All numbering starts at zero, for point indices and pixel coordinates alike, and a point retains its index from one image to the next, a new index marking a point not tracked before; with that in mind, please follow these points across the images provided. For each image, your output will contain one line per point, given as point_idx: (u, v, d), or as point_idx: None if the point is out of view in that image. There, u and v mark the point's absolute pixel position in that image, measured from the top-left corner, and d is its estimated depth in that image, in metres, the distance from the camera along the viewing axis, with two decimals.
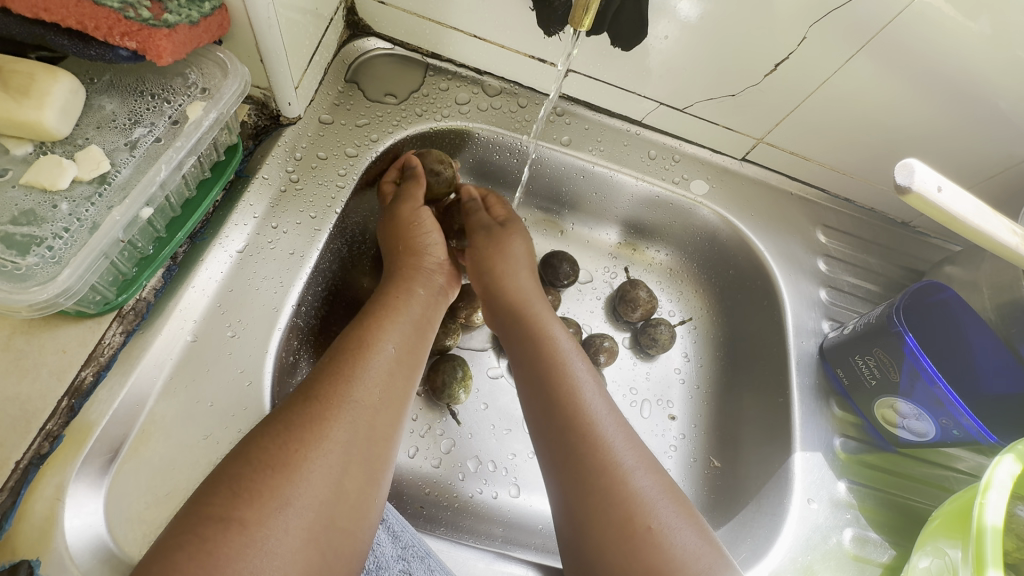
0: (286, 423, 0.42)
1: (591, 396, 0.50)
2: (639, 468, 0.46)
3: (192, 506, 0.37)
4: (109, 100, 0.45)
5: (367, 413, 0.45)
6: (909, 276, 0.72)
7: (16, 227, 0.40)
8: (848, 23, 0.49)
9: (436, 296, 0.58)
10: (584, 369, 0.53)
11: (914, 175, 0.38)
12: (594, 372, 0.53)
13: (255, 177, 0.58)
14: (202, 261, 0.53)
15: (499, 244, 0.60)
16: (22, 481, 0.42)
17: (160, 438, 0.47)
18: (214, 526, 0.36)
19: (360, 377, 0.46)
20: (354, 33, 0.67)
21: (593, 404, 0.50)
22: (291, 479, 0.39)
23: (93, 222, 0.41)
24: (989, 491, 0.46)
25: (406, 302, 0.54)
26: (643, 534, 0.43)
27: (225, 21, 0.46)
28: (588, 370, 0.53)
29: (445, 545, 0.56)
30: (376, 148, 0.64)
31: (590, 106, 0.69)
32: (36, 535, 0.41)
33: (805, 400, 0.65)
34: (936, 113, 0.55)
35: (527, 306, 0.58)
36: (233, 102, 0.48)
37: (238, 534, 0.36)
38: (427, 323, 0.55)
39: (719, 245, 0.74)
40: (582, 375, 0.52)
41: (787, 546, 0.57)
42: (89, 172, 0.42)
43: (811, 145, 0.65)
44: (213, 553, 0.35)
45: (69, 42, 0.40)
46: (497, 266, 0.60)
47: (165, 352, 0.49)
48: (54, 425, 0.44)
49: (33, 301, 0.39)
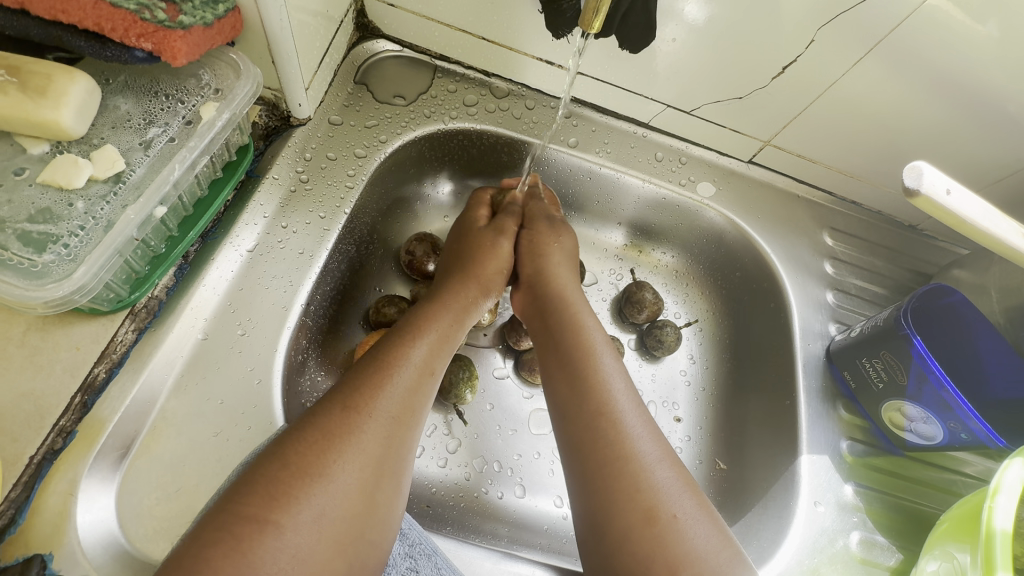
0: (321, 429, 0.42)
1: (616, 389, 0.50)
2: (661, 460, 0.46)
3: (224, 504, 0.37)
4: (124, 100, 0.46)
5: (398, 422, 0.45)
6: (916, 279, 0.72)
7: (32, 224, 0.40)
8: (855, 27, 0.50)
9: (470, 308, 0.58)
10: (610, 360, 0.53)
11: (924, 178, 0.38)
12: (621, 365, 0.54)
13: (265, 177, 0.58)
14: (213, 259, 0.53)
15: (557, 231, 0.64)
16: (36, 476, 0.43)
17: (172, 435, 0.48)
18: (248, 526, 0.36)
19: (390, 390, 0.46)
20: (363, 35, 0.67)
21: (618, 397, 0.50)
22: (324, 488, 0.39)
23: (109, 220, 0.42)
24: (998, 495, 0.46)
25: (440, 314, 0.55)
26: (666, 524, 0.42)
27: (239, 23, 0.47)
28: (615, 363, 0.53)
29: (452, 545, 0.56)
30: (385, 150, 0.64)
31: (598, 108, 0.70)
32: (48, 530, 0.41)
33: (812, 403, 0.65)
34: (944, 116, 0.55)
35: (561, 297, 0.59)
36: (245, 103, 0.48)
37: (273, 537, 0.36)
38: (459, 336, 0.56)
39: (725, 247, 0.74)
40: (608, 367, 0.52)
41: (795, 548, 0.57)
42: (105, 171, 0.42)
43: (818, 148, 0.65)
44: (242, 552, 0.35)
45: (86, 43, 0.41)
46: (550, 251, 0.63)
47: (176, 350, 0.50)
48: (67, 421, 0.45)
49: (49, 297, 0.39)
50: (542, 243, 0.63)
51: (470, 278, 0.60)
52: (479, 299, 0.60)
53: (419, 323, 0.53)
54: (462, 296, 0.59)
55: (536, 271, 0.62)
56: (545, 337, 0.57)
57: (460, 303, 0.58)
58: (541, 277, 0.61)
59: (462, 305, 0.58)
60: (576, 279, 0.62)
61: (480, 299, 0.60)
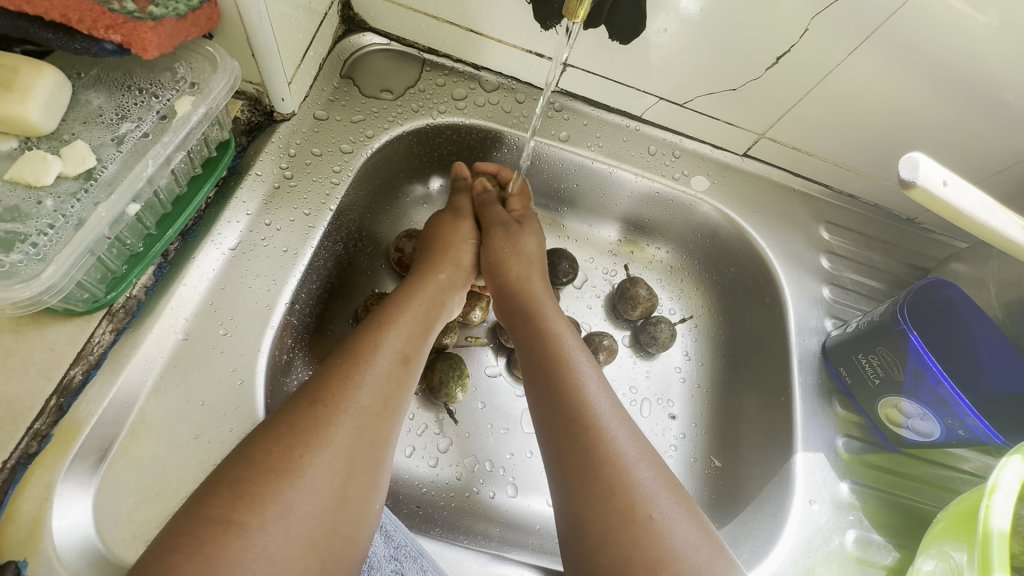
0: (291, 427, 0.41)
1: (593, 389, 0.49)
2: (640, 460, 0.45)
3: (192, 506, 0.36)
4: (96, 94, 0.45)
5: (370, 418, 0.44)
6: (914, 273, 0.70)
7: (0, 223, 0.39)
8: (851, 14, 0.48)
9: (445, 296, 0.58)
10: (586, 364, 0.52)
11: (919, 169, 0.37)
12: (597, 368, 0.53)
13: (248, 173, 0.57)
14: (194, 257, 0.52)
15: (513, 239, 0.63)
16: (10, 480, 0.42)
17: (151, 437, 0.47)
18: (214, 527, 0.35)
19: (363, 382, 0.45)
20: (349, 28, 0.66)
21: (594, 398, 0.49)
22: (293, 484, 0.38)
23: (79, 218, 0.41)
24: (995, 493, 0.45)
25: (414, 304, 0.54)
26: (643, 524, 0.41)
27: (215, 14, 0.46)
28: (591, 366, 0.52)
29: (439, 546, 0.54)
30: (371, 145, 0.63)
31: (589, 101, 0.68)
32: (22, 537, 0.40)
33: (808, 400, 0.64)
34: (944, 107, 0.54)
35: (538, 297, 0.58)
36: (222, 97, 0.47)
37: (238, 538, 0.35)
38: (434, 322, 0.55)
39: (720, 242, 0.73)
40: (584, 368, 0.51)
41: (790, 547, 0.56)
42: (75, 168, 0.41)
43: (814, 140, 0.64)
44: (211, 552, 0.34)
45: (53, 36, 0.40)
46: (508, 262, 0.62)
47: (155, 350, 0.49)
48: (42, 424, 0.44)
49: (16, 298, 0.38)
50: (500, 252, 0.62)
51: (445, 260, 0.61)
52: (455, 284, 0.60)
53: (392, 314, 0.52)
54: (440, 292, 0.58)
55: (504, 273, 0.62)
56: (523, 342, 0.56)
57: (434, 290, 0.57)
58: (513, 276, 0.61)
59: (436, 290, 0.57)
60: (549, 289, 0.62)
61: (456, 280, 0.61)
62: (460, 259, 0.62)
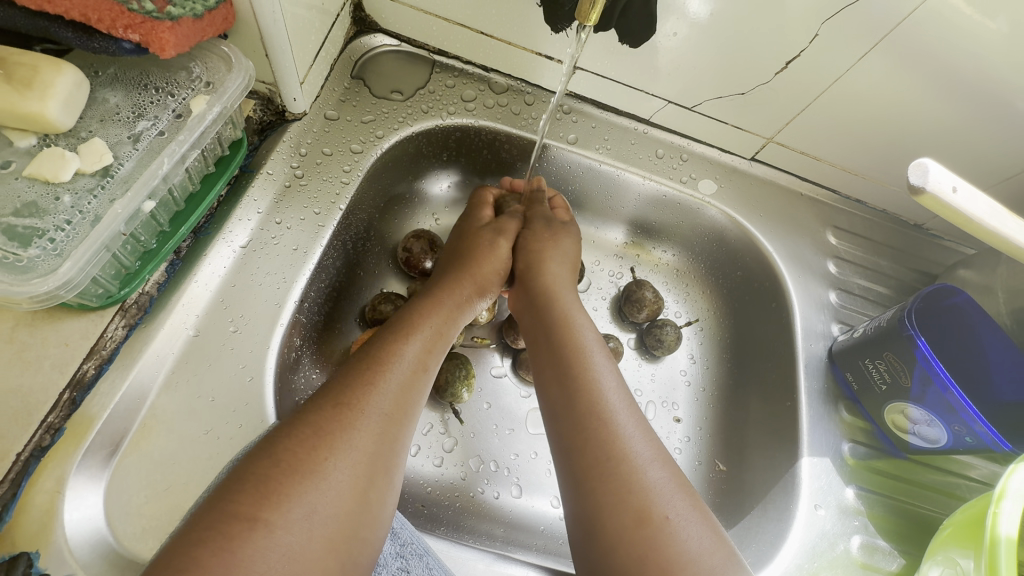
0: (312, 427, 0.41)
1: (609, 388, 0.50)
2: (653, 460, 0.45)
3: (219, 496, 0.37)
4: (112, 93, 0.45)
5: (389, 422, 0.44)
6: (921, 279, 0.70)
7: (18, 219, 0.40)
8: (861, 21, 0.48)
9: (465, 305, 0.58)
10: (601, 358, 0.52)
11: (929, 175, 0.38)
12: (614, 366, 0.53)
13: (259, 172, 0.57)
14: (206, 255, 0.53)
15: (554, 233, 0.63)
16: (23, 472, 0.42)
17: (162, 432, 0.47)
18: (238, 525, 0.35)
19: (384, 388, 0.45)
20: (361, 29, 0.66)
21: (610, 397, 0.49)
22: (316, 485, 0.39)
23: (96, 214, 0.41)
24: (1003, 500, 0.45)
25: (432, 309, 0.54)
26: (657, 526, 0.42)
27: (230, 14, 0.46)
28: (608, 362, 0.52)
29: (445, 545, 0.55)
30: (381, 145, 0.63)
31: (599, 104, 0.69)
32: (36, 527, 0.41)
33: (813, 404, 0.64)
34: (955, 113, 0.54)
35: (552, 298, 0.58)
36: (237, 96, 0.48)
37: (263, 536, 0.35)
38: (453, 328, 0.56)
39: (727, 246, 0.73)
40: (600, 366, 0.51)
41: (793, 553, 0.56)
42: (92, 165, 0.42)
43: (824, 145, 0.64)
44: (234, 547, 0.34)
45: (73, 35, 0.40)
46: (548, 260, 0.61)
47: (167, 347, 0.49)
48: (55, 417, 0.44)
49: (34, 293, 0.39)
50: (540, 247, 0.62)
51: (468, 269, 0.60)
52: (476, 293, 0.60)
53: (410, 321, 0.52)
54: (459, 301, 0.57)
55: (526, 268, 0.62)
56: (537, 345, 0.56)
57: (455, 300, 0.57)
58: (532, 282, 0.60)
59: (457, 299, 0.57)
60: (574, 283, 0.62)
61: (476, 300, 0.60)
62: (485, 277, 0.60)
